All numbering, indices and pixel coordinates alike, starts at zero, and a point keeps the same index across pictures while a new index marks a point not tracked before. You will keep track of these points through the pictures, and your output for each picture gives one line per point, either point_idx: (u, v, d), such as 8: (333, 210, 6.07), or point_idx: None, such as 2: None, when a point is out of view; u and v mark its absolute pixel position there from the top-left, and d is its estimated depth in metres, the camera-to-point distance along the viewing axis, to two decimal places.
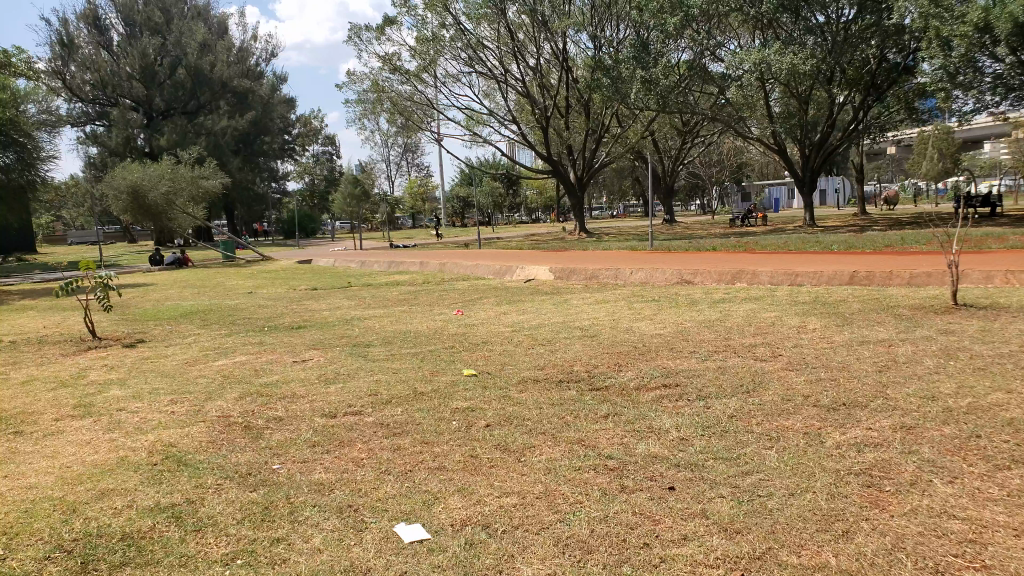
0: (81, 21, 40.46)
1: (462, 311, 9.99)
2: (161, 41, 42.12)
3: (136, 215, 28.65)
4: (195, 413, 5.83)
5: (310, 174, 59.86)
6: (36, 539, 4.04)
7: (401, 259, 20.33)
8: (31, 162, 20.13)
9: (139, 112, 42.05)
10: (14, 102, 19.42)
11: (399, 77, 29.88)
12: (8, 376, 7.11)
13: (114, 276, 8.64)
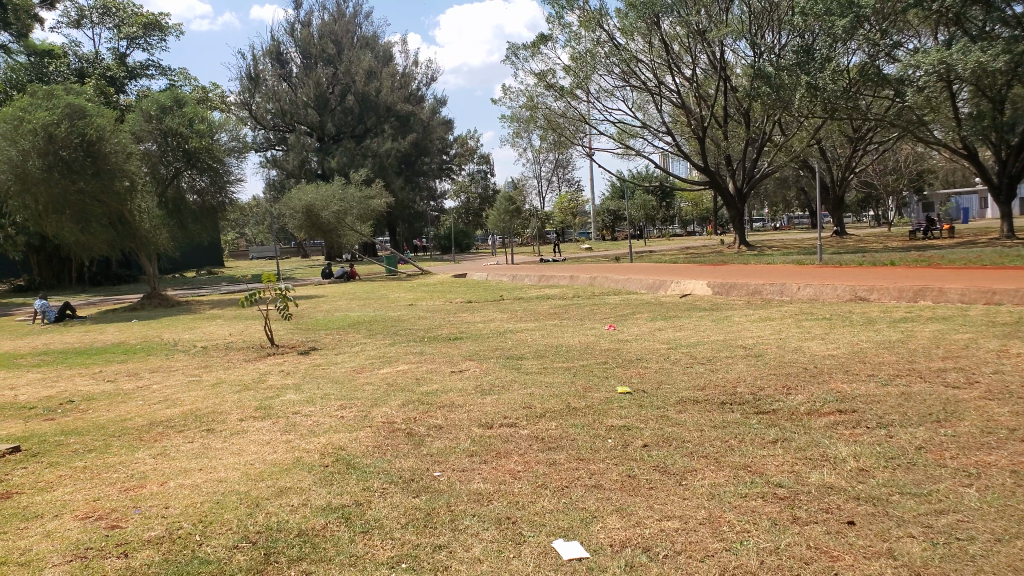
0: (267, 56, 44.76)
1: (615, 327, 9.91)
2: (332, 70, 45.23)
3: (310, 232, 30.89)
4: (363, 418, 6.14)
5: (466, 193, 62.06)
6: (226, 529, 4.43)
7: (554, 272, 20.54)
8: (223, 185, 22.32)
9: (312, 136, 45.31)
10: (211, 133, 21.31)
11: (553, 93, 30.27)
12: (201, 378, 7.86)
13: (292, 288, 9.29)
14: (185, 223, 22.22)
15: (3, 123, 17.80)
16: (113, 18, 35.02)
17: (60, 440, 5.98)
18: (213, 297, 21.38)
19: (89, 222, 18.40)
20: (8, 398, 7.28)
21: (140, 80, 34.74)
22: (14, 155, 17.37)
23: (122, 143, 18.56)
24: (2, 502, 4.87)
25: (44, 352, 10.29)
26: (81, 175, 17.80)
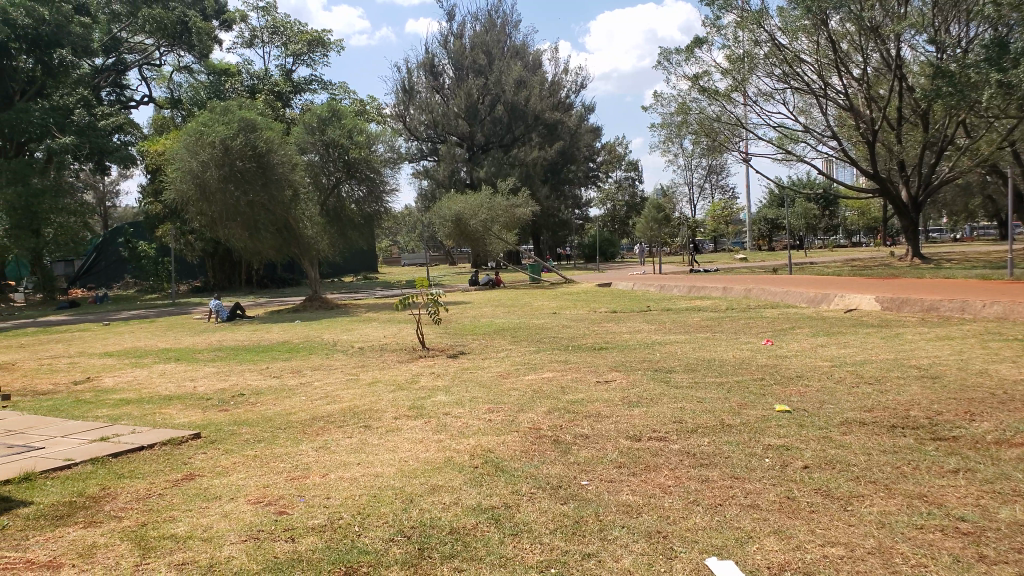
0: (420, 68, 46.74)
1: (773, 341, 9.50)
2: (483, 81, 46.14)
3: (459, 240, 31.94)
4: (510, 422, 6.24)
5: (612, 201, 61.59)
6: (382, 522, 4.63)
7: (705, 283, 19.99)
8: (379, 195, 22.68)
9: (463, 147, 46.74)
10: (368, 143, 22.15)
11: (707, 97, 29.50)
12: (358, 376, 8.32)
13: (442, 294, 9.64)
14: (344, 229, 22.77)
15: (187, 136, 19.69)
16: (281, 37, 37.90)
17: (234, 429, 6.50)
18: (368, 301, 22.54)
19: (259, 228, 20.36)
20: (189, 389, 8.03)
21: (303, 94, 37.38)
22: (196, 167, 19.22)
23: (288, 154, 20.21)
24: (186, 482, 5.37)
25: (219, 348, 11.26)
26: (253, 186, 19.56)
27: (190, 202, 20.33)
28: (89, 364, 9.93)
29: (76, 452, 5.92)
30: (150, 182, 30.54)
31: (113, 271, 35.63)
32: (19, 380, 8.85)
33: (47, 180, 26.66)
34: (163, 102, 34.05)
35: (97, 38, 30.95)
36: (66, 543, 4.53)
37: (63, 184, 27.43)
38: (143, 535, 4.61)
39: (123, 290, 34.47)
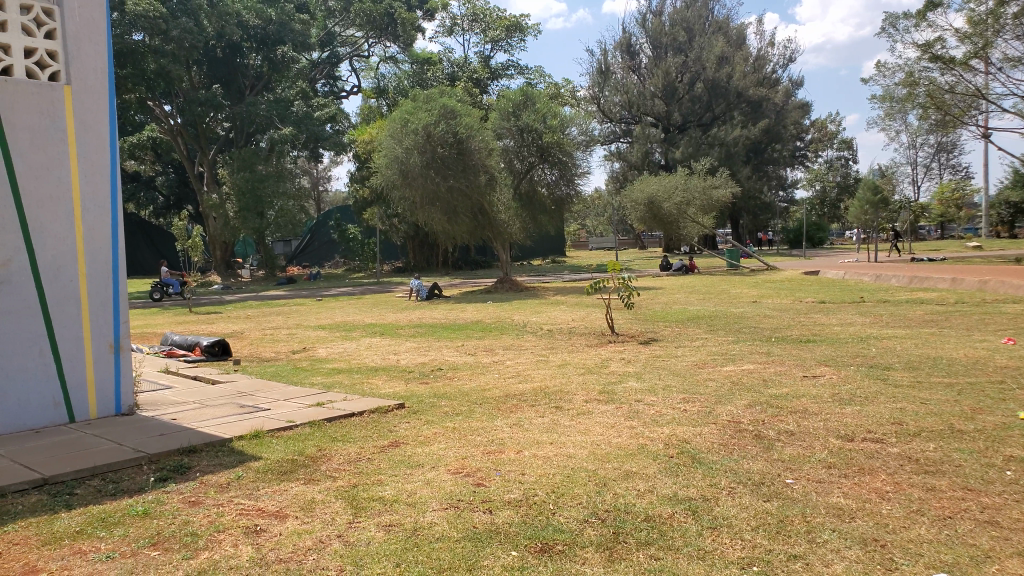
0: (618, 49, 45.57)
1: (1014, 341, 8.45)
2: (683, 59, 44.21)
3: (651, 225, 30.76)
4: (707, 413, 6.05)
5: (821, 182, 56.17)
6: (576, 503, 4.65)
7: (931, 274, 18.19)
8: (571, 178, 22.57)
9: (659, 127, 44.80)
10: (561, 127, 22.02)
11: (939, 66, 25.50)
12: (549, 358, 8.45)
13: (635, 279, 9.59)
14: (536, 213, 23.06)
15: (393, 124, 21.17)
16: (481, 24, 39.36)
17: (435, 401, 6.84)
18: (556, 285, 22.74)
19: (456, 213, 21.16)
20: (392, 361, 8.58)
21: (501, 80, 38.37)
22: (401, 153, 20.58)
23: (486, 140, 20.95)
24: (392, 449, 5.71)
25: (418, 324, 11.90)
26: (453, 172, 20.54)
27: (393, 186, 21.84)
28: (305, 335, 10.90)
29: (298, 415, 6.51)
30: (358, 169, 32.82)
31: (324, 252, 38.43)
32: (247, 347, 9.93)
33: (271, 166, 29.72)
34: (370, 93, 36.43)
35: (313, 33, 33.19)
36: (290, 496, 4.99)
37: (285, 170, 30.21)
38: (355, 495, 4.96)
39: (334, 269, 37.16)
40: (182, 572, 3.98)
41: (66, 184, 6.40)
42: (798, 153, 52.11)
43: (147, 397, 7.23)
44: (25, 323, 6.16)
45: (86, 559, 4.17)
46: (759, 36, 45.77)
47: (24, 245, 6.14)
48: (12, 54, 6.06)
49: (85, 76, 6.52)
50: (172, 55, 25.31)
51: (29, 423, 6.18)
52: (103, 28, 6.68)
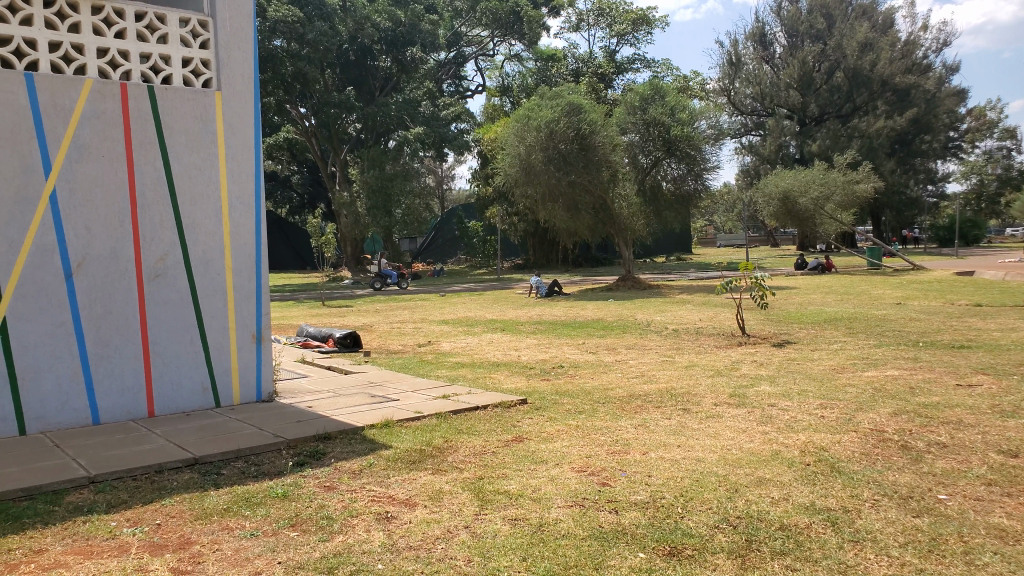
0: (750, 39, 43.96)
1: None
2: (822, 46, 41.96)
3: (785, 221, 29.50)
4: (847, 421, 5.74)
5: (978, 174, 52.17)
6: (707, 508, 4.52)
7: None
8: (699, 173, 21.95)
9: (794, 120, 42.73)
10: (689, 122, 21.51)
11: None
12: (675, 359, 8.28)
13: (768, 278, 9.21)
14: (660, 210, 22.69)
15: (516, 123, 21.34)
16: (607, 18, 39.16)
17: (557, 399, 6.84)
18: (682, 283, 22.21)
19: (578, 210, 21.19)
20: (514, 357, 8.67)
21: (626, 74, 37.90)
22: (524, 151, 20.84)
23: (610, 135, 20.71)
24: (516, 444, 5.76)
25: (539, 321, 11.97)
26: (574, 168, 20.50)
27: (516, 184, 22.12)
28: (429, 330, 11.21)
29: (425, 406, 6.68)
30: (481, 166, 33.38)
31: (448, 248, 39.45)
32: (376, 339, 10.32)
33: (398, 165, 30.75)
34: (494, 92, 36.96)
35: (441, 33, 33.80)
36: (419, 485, 5.13)
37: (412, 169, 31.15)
38: (481, 487, 5.03)
39: (456, 265, 37.79)
40: (320, 553, 4.18)
41: (215, 183, 6.86)
42: (952, 144, 48.29)
43: (285, 385, 7.66)
44: (179, 314, 6.68)
45: (234, 534, 4.45)
46: (909, 19, 42.28)
47: (178, 240, 6.64)
48: (171, 64, 6.59)
49: (234, 82, 6.95)
50: (309, 58, 26.74)
51: (182, 407, 6.71)
52: (251, 36, 7.09)
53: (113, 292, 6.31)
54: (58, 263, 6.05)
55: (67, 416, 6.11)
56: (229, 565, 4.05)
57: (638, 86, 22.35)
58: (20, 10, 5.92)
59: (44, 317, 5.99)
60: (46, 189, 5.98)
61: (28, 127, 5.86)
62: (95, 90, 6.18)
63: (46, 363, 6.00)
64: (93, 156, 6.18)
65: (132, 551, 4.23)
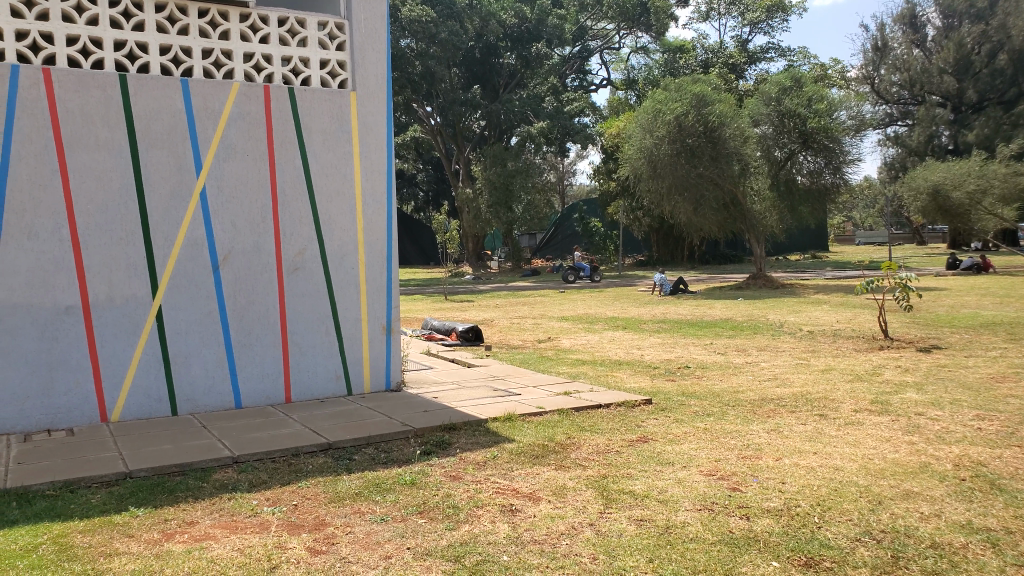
0: (897, 22, 39.44)
1: None
2: (984, 26, 36.69)
3: (935, 217, 27.67)
4: (1008, 435, 5.29)
5: None
6: (847, 519, 4.28)
7: None
8: (838, 166, 20.74)
9: (947, 107, 38.05)
10: (828, 112, 20.46)
11: None
12: (810, 362, 7.91)
13: (915, 279, 8.62)
14: (796, 204, 21.57)
15: (644, 115, 21.16)
16: (739, 6, 37.96)
17: (683, 400, 6.68)
18: (818, 282, 21.22)
19: (703, 203, 20.52)
20: (636, 356, 8.55)
21: (759, 64, 36.55)
22: (651, 143, 20.59)
23: (740, 127, 20.19)
24: (641, 444, 5.67)
25: (663, 320, 11.76)
26: (702, 160, 20.07)
27: (642, 178, 21.90)
28: (549, 326, 11.24)
29: (547, 401, 6.70)
30: (604, 161, 32.77)
31: (567, 244, 39.19)
32: (497, 334, 10.45)
33: (520, 163, 30.87)
34: (620, 85, 36.46)
35: (567, 28, 33.76)
36: (542, 480, 5.14)
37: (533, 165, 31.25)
38: (606, 486, 4.98)
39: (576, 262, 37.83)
40: (447, 541, 4.26)
41: (350, 179, 7.13)
42: None
43: (412, 375, 7.90)
44: (316, 305, 7.00)
45: (365, 518, 4.62)
46: None
47: (315, 235, 6.97)
48: (310, 66, 6.92)
49: (368, 82, 7.18)
50: (437, 57, 27.55)
51: (316, 393, 7.04)
52: (385, 36, 7.28)
53: (256, 283, 6.70)
54: (207, 255, 6.49)
55: (213, 399, 6.56)
56: (362, 547, 4.20)
57: (776, 75, 21.48)
58: (178, 21, 6.41)
59: (194, 306, 6.45)
60: (197, 187, 6.43)
61: (182, 129, 6.34)
62: (242, 92, 6.59)
63: (195, 349, 6.47)
64: (239, 155, 6.59)
65: (271, 529, 4.47)
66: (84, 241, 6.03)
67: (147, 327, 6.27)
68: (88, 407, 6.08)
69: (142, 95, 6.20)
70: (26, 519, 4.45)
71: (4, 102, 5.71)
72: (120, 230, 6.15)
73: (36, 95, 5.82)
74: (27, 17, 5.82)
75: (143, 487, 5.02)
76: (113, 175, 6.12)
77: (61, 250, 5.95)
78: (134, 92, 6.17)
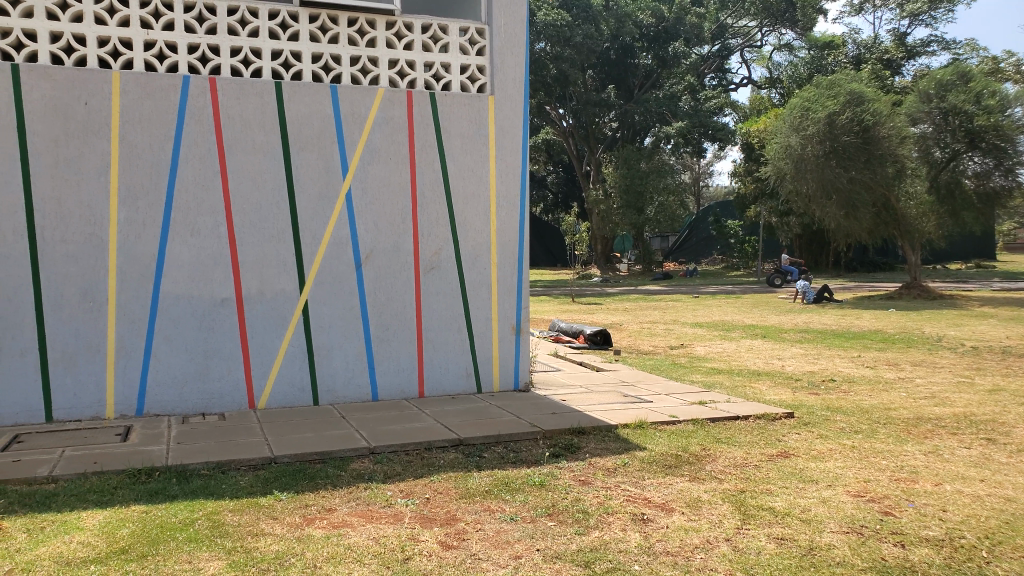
0: None
1: None
2: None
3: None
4: None
5: None
6: (1020, 557, 3.88)
7: None
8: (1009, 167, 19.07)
9: None
10: (1000, 109, 18.81)
11: None
12: (974, 380, 7.29)
13: None
14: (958, 208, 19.83)
15: (792, 113, 20.51)
16: None
17: (829, 415, 6.33)
18: (982, 294, 19.57)
19: (856, 208, 19.31)
20: (776, 367, 8.20)
21: (919, 58, 33.99)
22: (798, 142, 19.98)
23: (897, 126, 18.98)
24: (782, 459, 5.41)
25: (805, 330, 11.23)
26: (854, 163, 19.05)
27: (785, 178, 21.17)
28: (682, 332, 11.00)
29: (681, 411, 6.53)
30: (744, 159, 31.22)
31: (703, 248, 38.51)
32: (626, 338, 10.32)
33: (653, 163, 30.66)
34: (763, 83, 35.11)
35: (706, 26, 33.03)
36: (675, 491, 5.00)
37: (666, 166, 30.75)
38: (743, 501, 4.78)
39: (711, 266, 36.96)
40: (577, 545, 4.22)
41: (485, 182, 7.24)
42: None
43: (541, 377, 7.93)
44: (449, 304, 7.16)
45: (495, 516, 4.66)
46: None
47: (451, 235, 7.13)
48: (451, 71, 7.11)
49: (506, 86, 7.27)
50: (571, 60, 27.63)
51: (447, 389, 7.20)
52: (524, 41, 7.33)
53: (394, 282, 6.94)
54: (350, 254, 6.78)
55: (351, 391, 6.84)
56: (491, 545, 4.23)
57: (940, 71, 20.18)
58: (329, 29, 6.72)
59: (336, 302, 6.76)
60: (343, 189, 6.73)
61: (330, 133, 6.66)
62: (386, 98, 6.84)
63: (337, 343, 6.77)
64: (383, 158, 6.85)
65: (405, 521, 4.59)
66: (240, 237, 6.45)
67: (293, 321, 6.63)
68: (238, 394, 6.50)
69: (295, 101, 6.56)
70: (184, 495, 4.79)
71: (175, 109, 6.21)
72: (272, 229, 6.53)
73: (203, 102, 6.29)
74: (197, 30, 6.32)
75: (287, 472, 5.29)
76: (267, 176, 6.50)
77: (220, 246, 6.39)
78: (288, 98, 6.53)
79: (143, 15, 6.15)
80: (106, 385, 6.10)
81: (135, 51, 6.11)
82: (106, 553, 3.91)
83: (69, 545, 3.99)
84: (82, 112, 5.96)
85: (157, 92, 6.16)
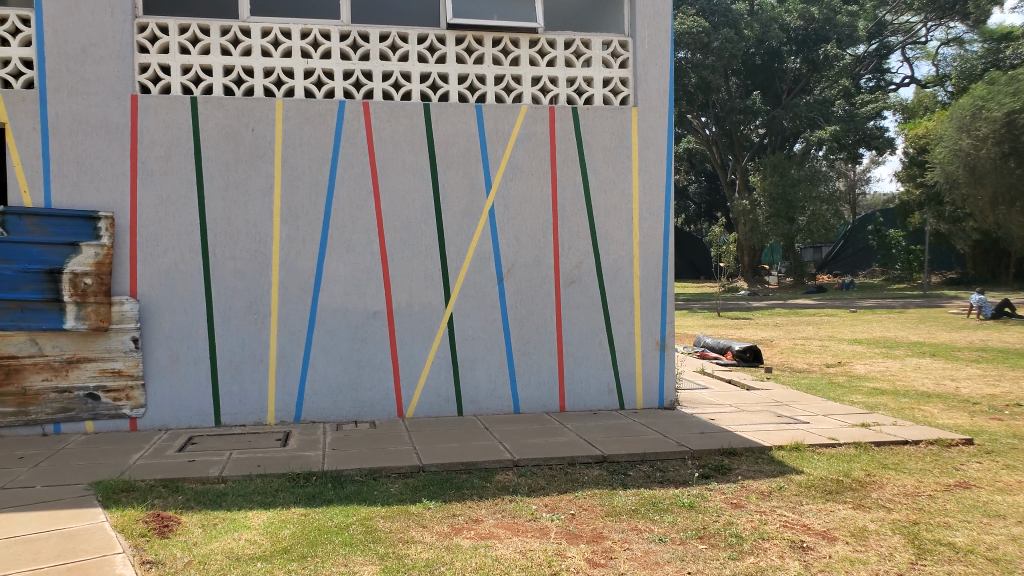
0: None
1: None
2: None
3: None
4: None
5: None
6: None
7: None
8: None
9: None
10: None
11: None
12: None
13: None
14: None
15: (960, 113, 19.47)
16: None
17: (1015, 444, 5.77)
18: None
19: None
20: (949, 389, 7.55)
21: None
22: (969, 145, 18.90)
23: None
24: (960, 490, 4.97)
25: (984, 348, 10.29)
26: None
27: (957, 183, 20.11)
28: (839, 349, 10.39)
29: (842, 433, 6.16)
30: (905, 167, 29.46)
31: (860, 259, 36.44)
32: (778, 355, 9.89)
33: (805, 170, 29.30)
34: (930, 82, 32.99)
35: (861, 24, 31.19)
36: (838, 518, 4.69)
37: (819, 172, 29.34)
38: (916, 533, 4.41)
39: (869, 279, 34.86)
40: (731, 571, 4.04)
41: (628, 194, 7.16)
42: None
43: (686, 395, 7.72)
44: (590, 317, 7.13)
45: (643, 536, 4.55)
46: None
47: (592, 249, 7.10)
48: (593, 85, 7.11)
49: (650, 98, 7.17)
50: (712, 67, 27.08)
51: (589, 404, 7.16)
52: (668, 51, 7.21)
53: (535, 295, 7.00)
54: (493, 267, 6.91)
55: (495, 402, 6.95)
56: (639, 566, 4.13)
57: None
58: (474, 50, 6.90)
59: (480, 315, 6.90)
60: (487, 205, 6.88)
61: (475, 151, 6.84)
62: (529, 114, 6.94)
63: (480, 354, 6.90)
64: (525, 174, 6.95)
65: (551, 535, 4.58)
66: (391, 253, 6.72)
67: (439, 333, 6.82)
68: (388, 403, 6.76)
69: (442, 121, 6.78)
70: (339, 500, 5.02)
71: (332, 133, 6.58)
72: (419, 244, 6.77)
73: (358, 125, 6.63)
74: (351, 58, 6.65)
75: (434, 481, 5.43)
76: (416, 195, 6.75)
77: (372, 261, 6.68)
78: (436, 119, 6.76)
79: (304, 46, 6.55)
80: (268, 393, 6.52)
81: (296, 80, 6.53)
82: (271, 551, 4.16)
83: (239, 542, 4.28)
84: (249, 138, 6.45)
85: (315, 117, 6.55)
